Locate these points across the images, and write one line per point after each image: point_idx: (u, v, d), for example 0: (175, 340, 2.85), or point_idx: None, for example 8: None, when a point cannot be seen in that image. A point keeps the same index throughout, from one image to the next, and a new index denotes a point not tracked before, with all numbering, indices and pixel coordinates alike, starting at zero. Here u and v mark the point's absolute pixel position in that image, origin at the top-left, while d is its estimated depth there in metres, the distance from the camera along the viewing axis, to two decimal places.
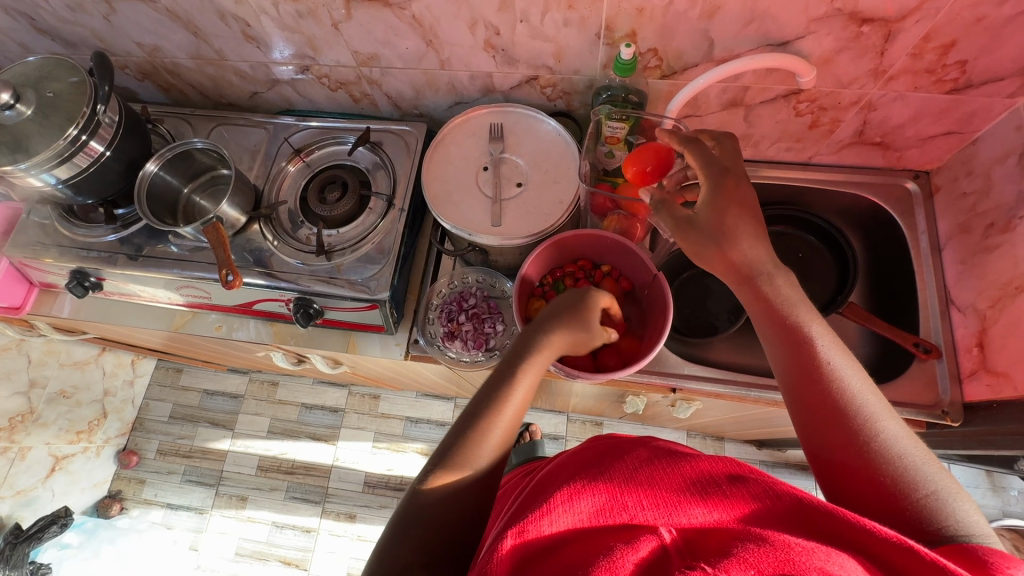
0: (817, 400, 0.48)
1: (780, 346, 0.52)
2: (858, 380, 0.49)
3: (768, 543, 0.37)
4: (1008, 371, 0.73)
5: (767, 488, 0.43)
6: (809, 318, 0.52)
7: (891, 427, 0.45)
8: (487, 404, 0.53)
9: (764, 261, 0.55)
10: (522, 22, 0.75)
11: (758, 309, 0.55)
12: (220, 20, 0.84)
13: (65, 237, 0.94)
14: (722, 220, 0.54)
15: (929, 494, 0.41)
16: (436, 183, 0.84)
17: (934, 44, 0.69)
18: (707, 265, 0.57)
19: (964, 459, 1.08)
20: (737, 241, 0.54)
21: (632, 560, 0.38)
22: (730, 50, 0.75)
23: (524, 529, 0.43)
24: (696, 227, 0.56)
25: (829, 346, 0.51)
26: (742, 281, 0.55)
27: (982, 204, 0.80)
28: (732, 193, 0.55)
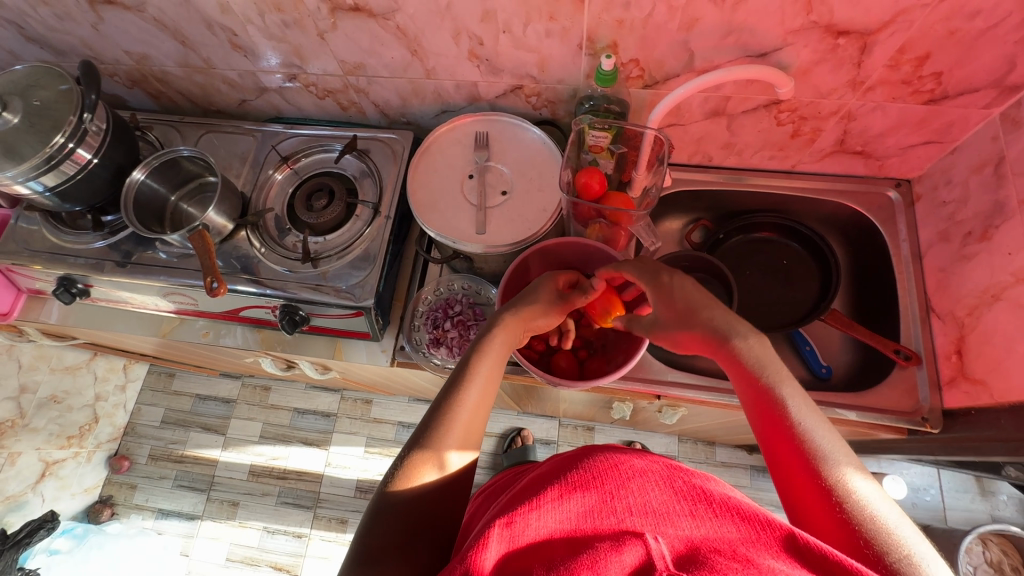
0: (791, 458, 0.50)
1: (754, 401, 0.55)
2: (834, 440, 0.50)
3: (752, 567, 0.38)
4: (985, 378, 0.73)
5: (757, 515, 0.44)
6: (780, 376, 0.55)
7: (867, 487, 0.46)
8: (453, 387, 0.56)
9: (732, 326, 0.59)
10: (504, 33, 0.75)
11: (732, 367, 0.58)
12: (207, 30, 0.84)
13: (53, 243, 0.94)
14: (676, 308, 0.62)
15: (902, 558, 0.41)
16: (421, 191, 0.85)
17: (909, 56, 0.70)
18: (686, 345, 0.63)
19: (949, 464, 1.09)
20: (697, 315, 0.61)
21: (617, 564, 0.39)
22: (710, 60, 0.75)
23: (512, 520, 0.46)
24: (662, 325, 0.63)
25: (803, 408, 0.52)
26: (716, 344, 0.59)
27: (960, 213, 0.81)
28: (670, 281, 0.64)
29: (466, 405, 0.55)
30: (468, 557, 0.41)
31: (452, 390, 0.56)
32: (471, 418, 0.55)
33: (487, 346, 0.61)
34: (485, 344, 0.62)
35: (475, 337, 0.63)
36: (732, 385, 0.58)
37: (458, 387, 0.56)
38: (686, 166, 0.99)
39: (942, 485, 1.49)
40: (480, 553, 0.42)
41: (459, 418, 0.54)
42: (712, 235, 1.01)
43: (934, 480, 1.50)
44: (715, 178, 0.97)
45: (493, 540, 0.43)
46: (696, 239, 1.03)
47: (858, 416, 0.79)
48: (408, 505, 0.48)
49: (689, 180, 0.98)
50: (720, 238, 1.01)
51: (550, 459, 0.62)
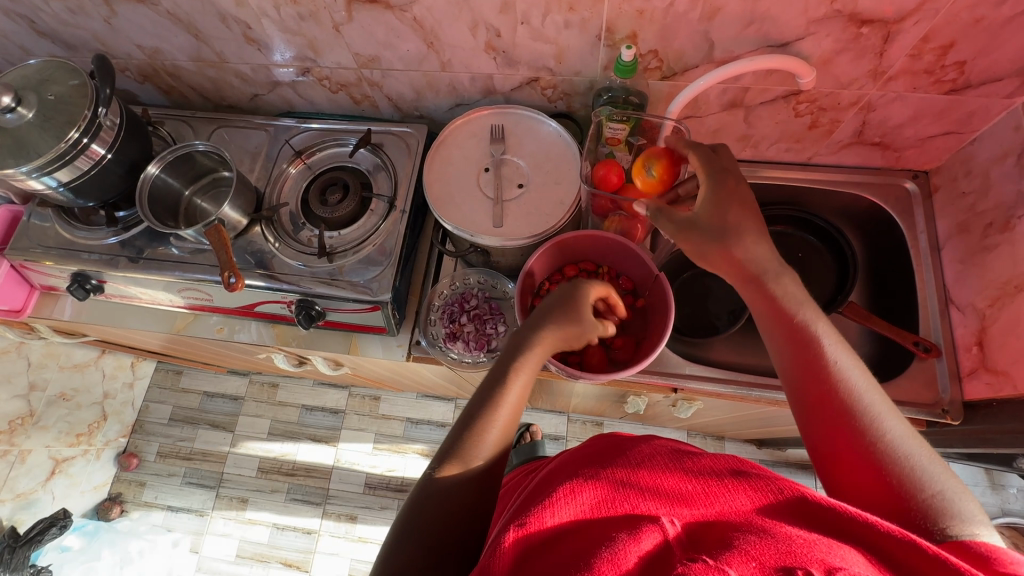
0: (822, 398, 0.49)
1: (784, 342, 0.54)
2: (864, 379, 0.49)
3: (769, 535, 0.38)
4: (1008, 369, 0.73)
5: (768, 487, 0.44)
6: (814, 316, 0.54)
7: (897, 426, 0.46)
8: (482, 406, 0.53)
9: (769, 258, 0.57)
10: (523, 24, 0.75)
11: (762, 307, 0.56)
12: (221, 23, 0.84)
13: (66, 239, 0.94)
14: (722, 218, 0.56)
15: (934, 497, 0.41)
16: (436, 185, 0.84)
17: (933, 45, 0.69)
18: (712, 264, 0.59)
19: (964, 457, 1.09)
20: (739, 237, 0.56)
21: (635, 553, 0.38)
22: (730, 51, 0.75)
23: (524, 522, 0.43)
24: (699, 228, 0.57)
25: (836, 346, 0.51)
26: (750, 277, 0.56)
27: (980, 204, 0.81)
28: (731, 190, 0.57)
29: (501, 417, 0.53)
30: (488, 557, 0.40)
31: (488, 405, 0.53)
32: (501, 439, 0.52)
33: (521, 364, 0.56)
34: (522, 357, 0.56)
35: (509, 349, 0.58)
36: (759, 325, 0.57)
37: (488, 408, 0.53)
38: None
39: None
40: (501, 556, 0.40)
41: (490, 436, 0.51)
42: None
43: None
44: None
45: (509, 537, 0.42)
46: None
47: None
48: (430, 515, 0.47)
49: None
50: None
51: (559, 455, 0.62)
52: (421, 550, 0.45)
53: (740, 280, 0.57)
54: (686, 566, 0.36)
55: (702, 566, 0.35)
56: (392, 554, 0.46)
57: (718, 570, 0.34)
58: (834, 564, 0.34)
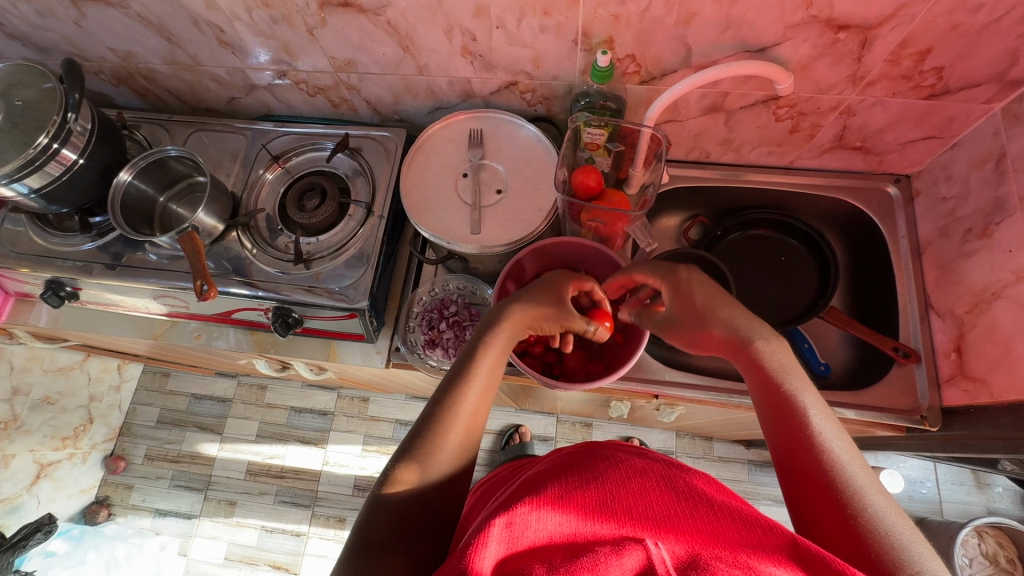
0: (802, 463, 0.50)
1: (768, 408, 0.55)
2: (850, 451, 0.49)
3: (752, 572, 0.37)
4: (985, 376, 0.73)
5: (757, 520, 0.44)
6: (802, 385, 0.55)
7: (880, 500, 0.45)
8: (451, 385, 0.56)
9: (752, 327, 0.59)
10: (498, 28, 0.74)
11: (748, 369, 0.58)
12: (193, 26, 0.82)
13: (40, 245, 0.92)
14: (690, 307, 0.61)
15: (912, 575, 0.40)
16: (414, 190, 0.83)
17: (910, 51, 0.69)
18: (703, 347, 0.62)
19: (947, 458, 1.09)
20: (715, 316, 0.60)
21: (615, 566, 0.39)
22: (707, 56, 0.74)
23: (512, 520, 0.44)
24: (676, 323, 0.62)
25: (821, 417, 0.52)
26: (737, 347, 0.59)
27: (960, 209, 0.80)
28: (686, 281, 0.62)
29: (466, 400, 0.55)
30: (468, 552, 0.40)
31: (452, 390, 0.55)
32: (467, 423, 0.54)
33: (487, 345, 0.60)
34: (486, 337, 0.60)
35: (474, 335, 0.61)
36: (747, 385, 0.58)
37: (456, 389, 0.55)
38: (684, 163, 0.97)
39: (939, 478, 1.50)
40: (479, 550, 0.40)
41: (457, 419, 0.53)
42: (710, 232, 0.99)
43: (931, 473, 1.50)
44: (713, 174, 0.96)
45: (493, 539, 0.41)
46: (694, 237, 1.02)
47: (855, 415, 0.78)
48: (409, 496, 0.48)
49: (687, 177, 0.96)
50: (718, 235, 0.99)
51: (546, 458, 0.62)
52: (391, 525, 0.47)
53: (731, 353, 0.59)
54: None
55: None
56: (361, 531, 0.47)
57: None
58: None
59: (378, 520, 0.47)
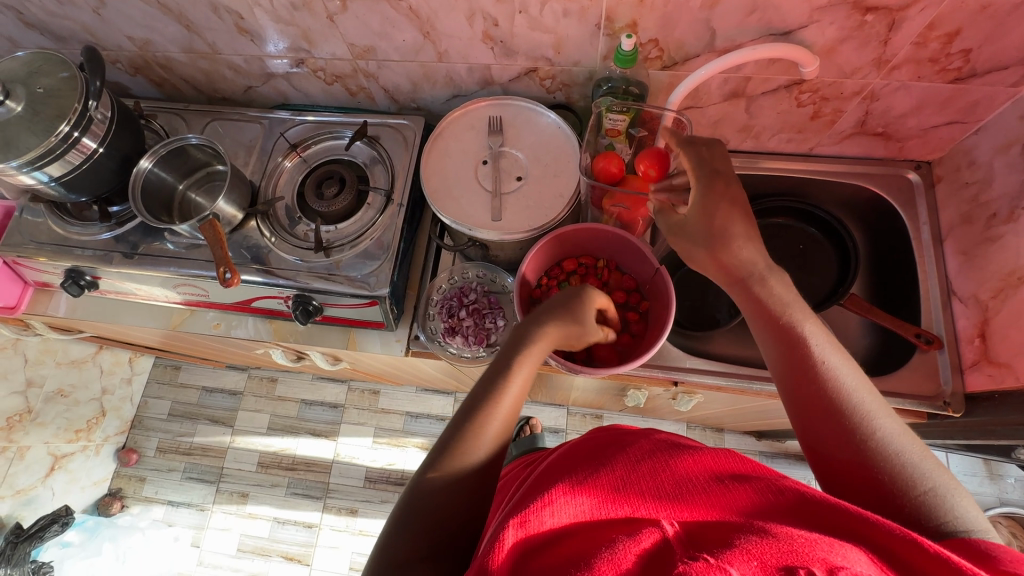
0: (811, 394, 0.49)
1: (775, 346, 0.54)
2: (856, 377, 0.50)
3: (770, 535, 0.37)
4: (1010, 361, 0.73)
5: (770, 487, 0.44)
6: (802, 316, 0.54)
7: (887, 422, 0.46)
8: (484, 397, 0.53)
9: (756, 261, 0.56)
10: (521, 13, 0.73)
11: (750, 306, 0.56)
12: (213, 13, 0.82)
13: (59, 235, 0.92)
14: (709, 222, 0.55)
15: (926, 492, 0.42)
16: (434, 177, 0.83)
17: (938, 33, 0.68)
18: (703, 268, 0.59)
19: (962, 448, 1.09)
20: (728, 241, 0.55)
21: (633, 552, 0.38)
22: (732, 40, 0.74)
23: (527, 519, 0.43)
24: (690, 231, 0.57)
25: (824, 346, 0.51)
26: (739, 280, 0.56)
27: (984, 194, 0.80)
28: (719, 195, 0.55)
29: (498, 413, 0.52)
30: (487, 558, 0.39)
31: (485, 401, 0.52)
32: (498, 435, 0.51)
33: (521, 357, 0.55)
34: (521, 349, 0.56)
35: (507, 343, 0.57)
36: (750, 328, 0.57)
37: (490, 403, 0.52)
38: None
39: (951, 469, 1.50)
40: (500, 557, 0.39)
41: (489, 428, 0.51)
42: None
43: (943, 464, 1.50)
44: (731, 161, 0.96)
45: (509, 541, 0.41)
46: None
47: (878, 401, 0.78)
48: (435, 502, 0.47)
49: None
50: None
51: (557, 448, 0.62)
52: (420, 540, 0.46)
53: (729, 284, 0.57)
54: (688, 564, 0.36)
55: (704, 567, 0.35)
56: (386, 548, 0.46)
57: (720, 571, 0.34)
58: (836, 565, 0.34)
59: (405, 532, 0.46)
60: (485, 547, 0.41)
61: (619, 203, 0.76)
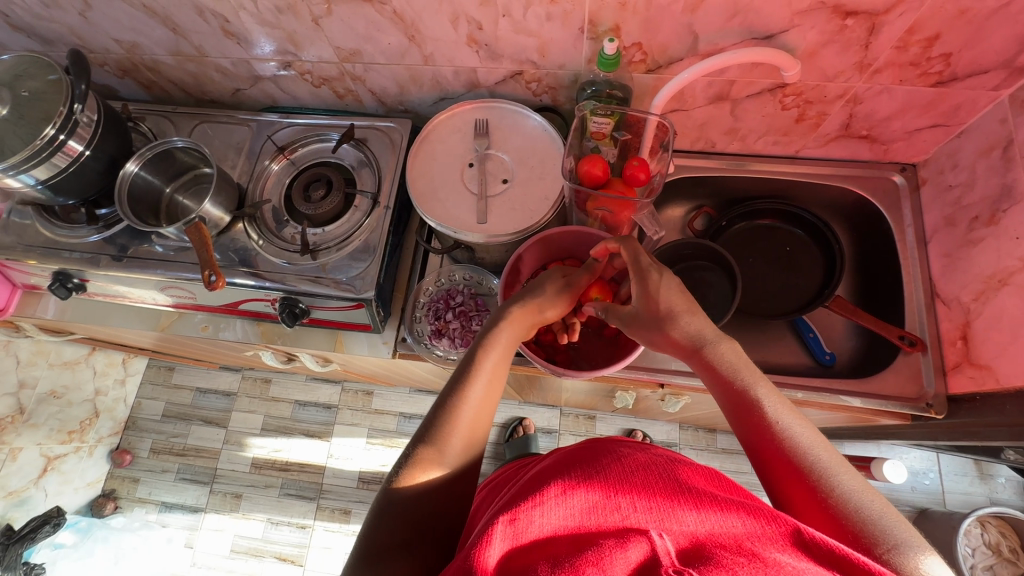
0: (770, 456, 0.50)
1: (729, 407, 0.55)
2: (813, 435, 0.50)
3: (759, 560, 0.38)
4: (992, 363, 0.73)
5: (763, 508, 0.44)
6: (754, 379, 0.54)
7: (849, 479, 0.46)
8: (458, 382, 0.56)
9: (704, 332, 0.58)
10: (504, 17, 0.74)
11: (704, 371, 0.58)
12: (199, 16, 0.82)
13: (48, 237, 0.93)
14: (652, 309, 0.60)
15: (890, 550, 0.41)
16: (420, 180, 0.84)
17: (919, 37, 0.68)
18: (662, 349, 0.62)
19: (950, 448, 1.09)
20: (675, 321, 0.59)
21: (622, 561, 0.38)
22: (715, 43, 0.74)
23: (516, 517, 0.44)
24: (640, 321, 0.61)
25: (777, 407, 0.52)
26: (691, 352, 0.59)
27: (967, 197, 0.80)
28: (657, 282, 0.61)
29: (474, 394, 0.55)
30: (473, 554, 0.40)
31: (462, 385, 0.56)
32: (472, 423, 0.54)
33: (490, 341, 0.60)
34: (490, 335, 0.61)
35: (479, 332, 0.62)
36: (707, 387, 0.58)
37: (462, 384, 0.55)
38: (689, 153, 0.97)
39: (942, 469, 1.50)
40: (484, 553, 0.40)
41: (463, 415, 0.53)
42: (715, 222, 0.99)
43: (933, 464, 1.51)
44: (718, 164, 0.96)
45: (496, 537, 0.42)
46: (698, 227, 1.02)
47: (862, 403, 0.79)
48: (418, 499, 0.48)
49: (692, 167, 0.96)
50: (723, 226, 0.99)
51: (551, 454, 0.62)
52: (396, 530, 0.47)
53: (686, 356, 0.59)
54: None
55: None
56: (368, 536, 0.47)
57: None
58: None
59: (385, 525, 0.47)
60: (473, 545, 0.42)
61: (601, 208, 0.77)
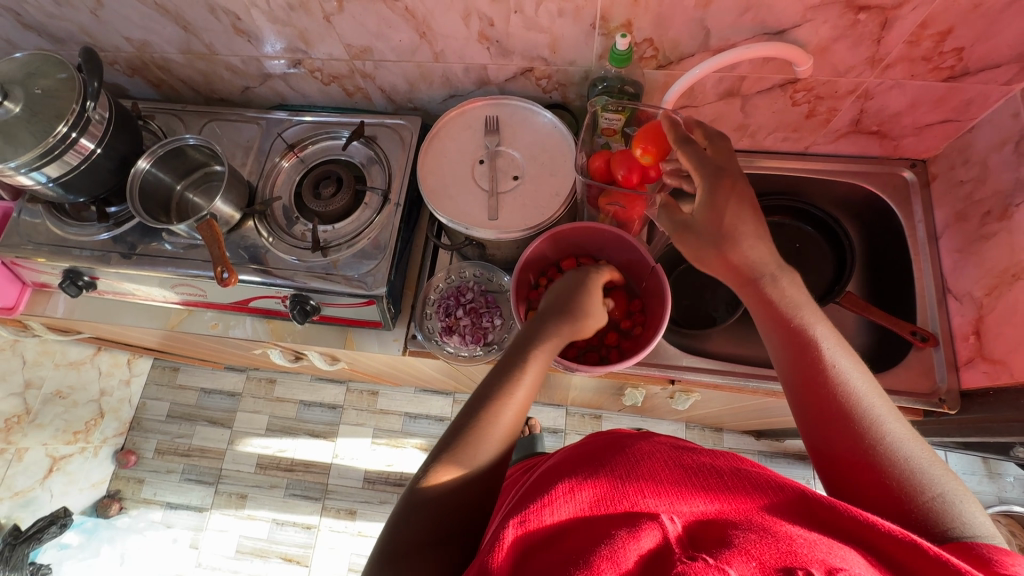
0: (819, 400, 0.49)
1: (782, 347, 0.54)
2: (864, 379, 0.50)
3: (768, 535, 0.38)
4: (1005, 358, 0.73)
5: (767, 484, 0.44)
6: (812, 318, 0.54)
7: (897, 423, 0.46)
8: (497, 389, 0.54)
9: (766, 263, 0.56)
10: (516, 13, 0.74)
11: (761, 308, 0.56)
12: (210, 14, 0.83)
13: (57, 235, 0.93)
14: (716, 221, 0.56)
15: (935, 498, 0.42)
16: (431, 176, 0.84)
17: (931, 32, 0.68)
18: (711, 269, 0.59)
19: (959, 445, 1.09)
20: (735, 241, 0.56)
21: (635, 551, 0.38)
22: (726, 39, 0.74)
23: (525, 519, 0.43)
24: (694, 231, 0.58)
25: (834, 348, 0.52)
26: (746, 282, 0.57)
27: (978, 192, 0.80)
28: (727, 194, 0.56)
29: (513, 404, 0.53)
30: (488, 553, 0.40)
31: (483, 407, 0.52)
32: (510, 424, 0.53)
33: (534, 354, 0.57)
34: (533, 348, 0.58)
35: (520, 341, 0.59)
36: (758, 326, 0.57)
37: (502, 392, 0.53)
38: None
39: (950, 467, 1.50)
40: (500, 556, 0.39)
41: (497, 426, 0.52)
42: None
43: (942, 462, 1.50)
44: None
45: (510, 533, 0.41)
46: None
47: None
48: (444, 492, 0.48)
49: None
50: None
51: (559, 452, 0.61)
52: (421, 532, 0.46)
53: (739, 285, 0.58)
54: (688, 566, 0.36)
55: (703, 569, 0.35)
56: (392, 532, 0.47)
57: (719, 571, 0.35)
58: (834, 565, 0.35)
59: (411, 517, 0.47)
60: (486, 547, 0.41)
61: (618, 171, 0.74)
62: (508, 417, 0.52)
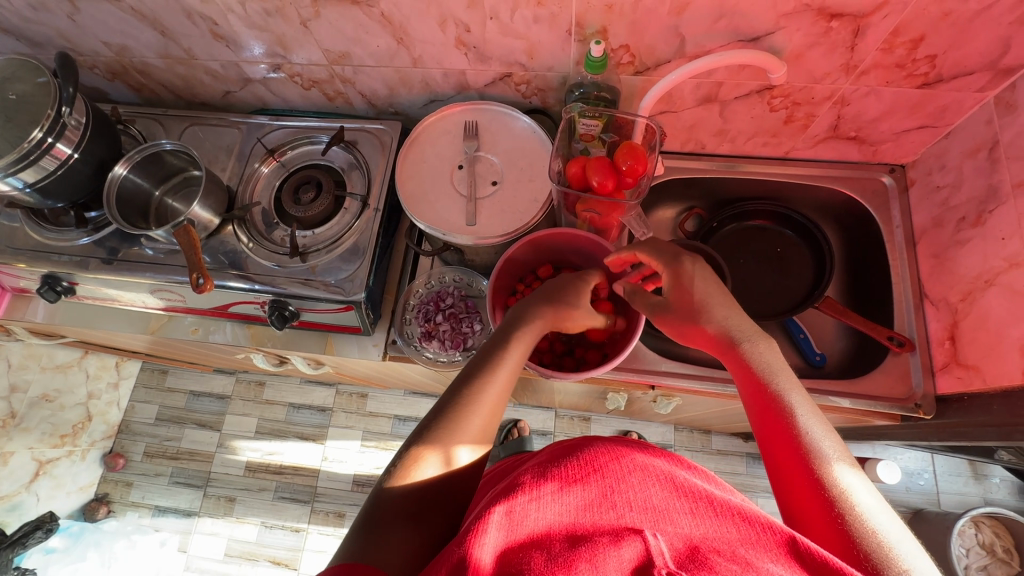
0: (789, 460, 0.50)
1: (756, 408, 0.56)
2: (838, 451, 0.50)
3: (752, 571, 0.37)
4: (978, 363, 0.73)
5: (757, 517, 0.44)
6: (790, 386, 0.55)
7: (870, 498, 0.46)
8: (478, 371, 0.57)
9: (740, 329, 0.60)
10: (492, 19, 0.74)
11: (739, 370, 0.58)
12: (187, 19, 0.82)
13: (36, 240, 0.92)
14: (684, 301, 0.62)
15: (901, 573, 0.40)
16: (410, 182, 0.84)
17: (903, 39, 0.69)
18: (692, 342, 0.63)
19: (941, 448, 1.09)
20: (708, 314, 0.61)
21: (617, 558, 0.38)
22: (701, 45, 0.74)
23: (512, 508, 0.45)
24: (670, 311, 0.63)
25: (809, 417, 0.52)
26: (724, 348, 0.60)
27: (954, 198, 0.81)
28: (687, 273, 0.63)
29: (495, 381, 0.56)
30: (467, 540, 0.41)
31: (465, 383, 0.56)
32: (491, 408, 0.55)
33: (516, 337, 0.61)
34: (517, 332, 0.61)
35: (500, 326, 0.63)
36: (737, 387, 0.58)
37: (481, 373, 0.57)
38: (679, 154, 0.97)
39: (936, 469, 1.51)
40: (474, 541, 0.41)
41: (480, 404, 0.54)
42: (706, 223, 1.00)
43: (928, 464, 1.51)
44: (708, 165, 0.96)
45: (492, 526, 0.43)
46: (690, 229, 1.02)
47: (851, 404, 0.79)
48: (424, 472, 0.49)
49: (682, 168, 0.96)
50: (713, 227, 1.00)
51: (543, 451, 0.61)
52: (404, 500, 0.47)
53: (719, 352, 0.61)
54: None
55: None
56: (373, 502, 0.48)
57: None
58: None
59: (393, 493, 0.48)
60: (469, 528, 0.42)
61: (594, 178, 0.73)
62: (491, 395, 0.55)
